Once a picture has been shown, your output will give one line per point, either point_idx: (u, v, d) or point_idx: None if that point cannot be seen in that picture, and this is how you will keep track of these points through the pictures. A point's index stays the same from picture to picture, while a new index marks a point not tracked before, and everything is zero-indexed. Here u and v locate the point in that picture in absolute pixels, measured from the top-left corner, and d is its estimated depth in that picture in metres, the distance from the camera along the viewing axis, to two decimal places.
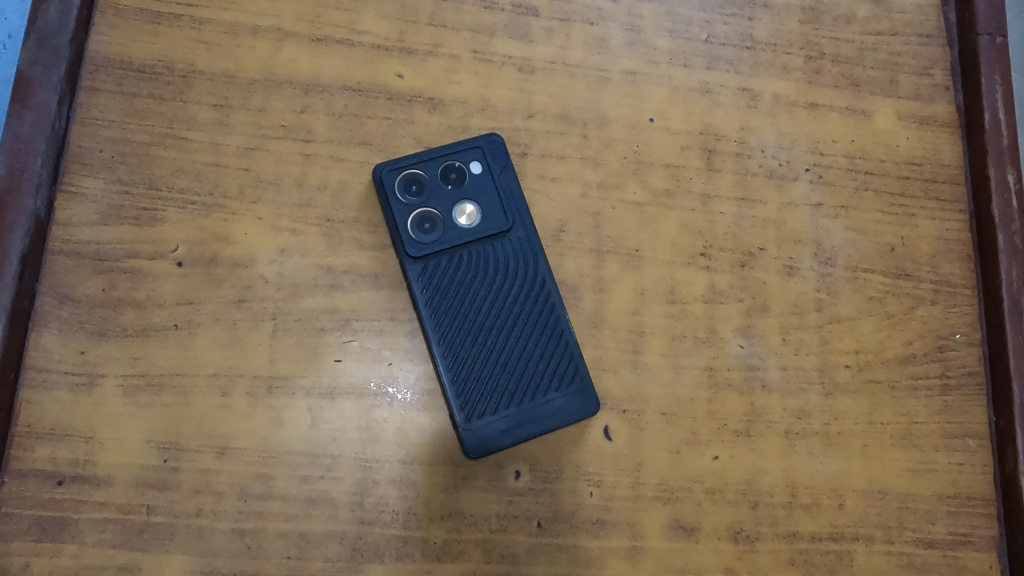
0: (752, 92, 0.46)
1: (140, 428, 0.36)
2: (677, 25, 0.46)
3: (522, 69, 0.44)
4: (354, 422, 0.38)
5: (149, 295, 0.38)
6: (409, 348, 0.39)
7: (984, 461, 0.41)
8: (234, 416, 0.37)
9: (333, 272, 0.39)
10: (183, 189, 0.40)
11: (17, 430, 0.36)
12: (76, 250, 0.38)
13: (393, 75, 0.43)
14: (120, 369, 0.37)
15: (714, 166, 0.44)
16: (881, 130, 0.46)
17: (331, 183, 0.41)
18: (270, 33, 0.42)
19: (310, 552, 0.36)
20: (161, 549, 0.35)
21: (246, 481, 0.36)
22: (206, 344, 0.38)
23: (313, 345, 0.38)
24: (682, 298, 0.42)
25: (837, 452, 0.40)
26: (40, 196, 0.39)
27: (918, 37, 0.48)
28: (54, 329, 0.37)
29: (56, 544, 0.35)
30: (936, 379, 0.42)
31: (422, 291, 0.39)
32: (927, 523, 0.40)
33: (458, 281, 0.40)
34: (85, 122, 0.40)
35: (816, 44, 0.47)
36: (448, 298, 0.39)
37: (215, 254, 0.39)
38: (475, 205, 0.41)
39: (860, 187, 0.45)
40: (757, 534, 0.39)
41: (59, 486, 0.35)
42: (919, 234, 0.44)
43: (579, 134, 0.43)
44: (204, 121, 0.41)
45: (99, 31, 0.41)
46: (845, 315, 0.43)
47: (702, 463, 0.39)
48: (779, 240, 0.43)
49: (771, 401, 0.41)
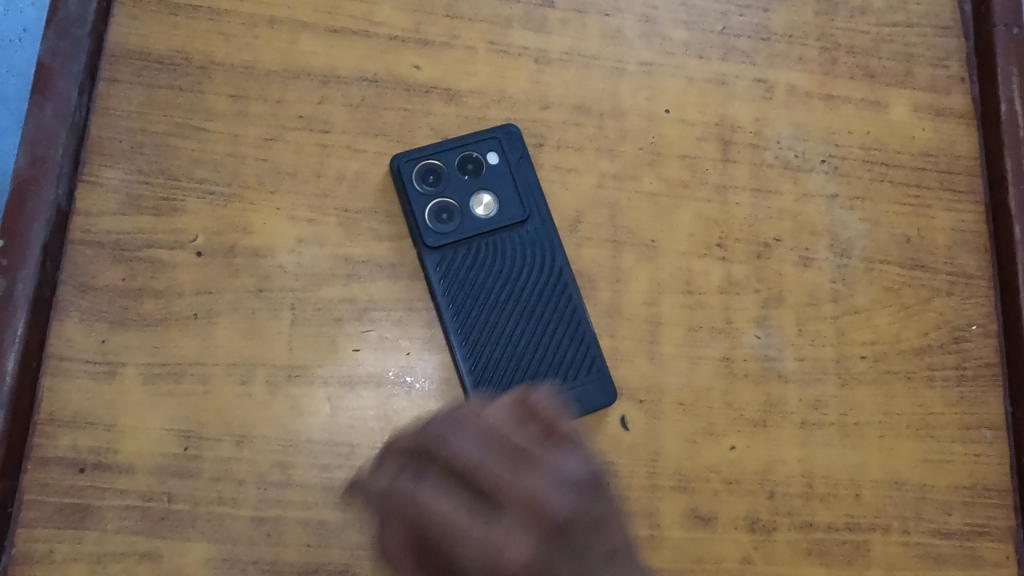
0: (767, 83, 0.46)
1: (160, 417, 0.37)
2: (692, 17, 0.46)
3: (538, 60, 0.44)
4: (372, 411, 0.38)
5: (168, 284, 0.38)
6: (427, 337, 0.39)
7: (1001, 452, 0.41)
8: (254, 404, 0.37)
9: (350, 262, 0.39)
10: (202, 180, 0.40)
11: (39, 419, 0.36)
12: (96, 239, 0.39)
13: (410, 66, 0.43)
14: (141, 358, 0.37)
15: (730, 157, 0.44)
16: (896, 122, 0.46)
17: (348, 174, 0.41)
18: (288, 24, 0.43)
19: (331, 539, 0.36)
20: (181, 536, 0.35)
21: (266, 469, 0.37)
22: (225, 333, 0.38)
23: (332, 334, 0.39)
24: (699, 289, 0.42)
25: (853, 442, 0.40)
26: (61, 185, 0.39)
27: (934, 29, 0.48)
28: (75, 318, 0.37)
29: (79, 531, 0.35)
30: (953, 370, 0.42)
31: (439, 281, 0.39)
32: (944, 514, 0.40)
33: (476, 271, 0.40)
34: (104, 112, 0.40)
35: (832, 35, 0.47)
36: (466, 288, 0.39)
37: (233, 244, 0.39)
38: (492, 195, 0.41)
39: (875, 178, 0.45)
40: (774, 525, 0.39)
41: (81, 473, 0.36)
42: (936, 225, 0.44)
43: (594, 125, 0.44)
44: (222, 112, 0.41)
45: (117, 22, 0.41)
46: (862, 306, 0.43)
47: (719, 452, 0.39)
48: (794, 232, 0.43)
49: (787, 390, 0.41)
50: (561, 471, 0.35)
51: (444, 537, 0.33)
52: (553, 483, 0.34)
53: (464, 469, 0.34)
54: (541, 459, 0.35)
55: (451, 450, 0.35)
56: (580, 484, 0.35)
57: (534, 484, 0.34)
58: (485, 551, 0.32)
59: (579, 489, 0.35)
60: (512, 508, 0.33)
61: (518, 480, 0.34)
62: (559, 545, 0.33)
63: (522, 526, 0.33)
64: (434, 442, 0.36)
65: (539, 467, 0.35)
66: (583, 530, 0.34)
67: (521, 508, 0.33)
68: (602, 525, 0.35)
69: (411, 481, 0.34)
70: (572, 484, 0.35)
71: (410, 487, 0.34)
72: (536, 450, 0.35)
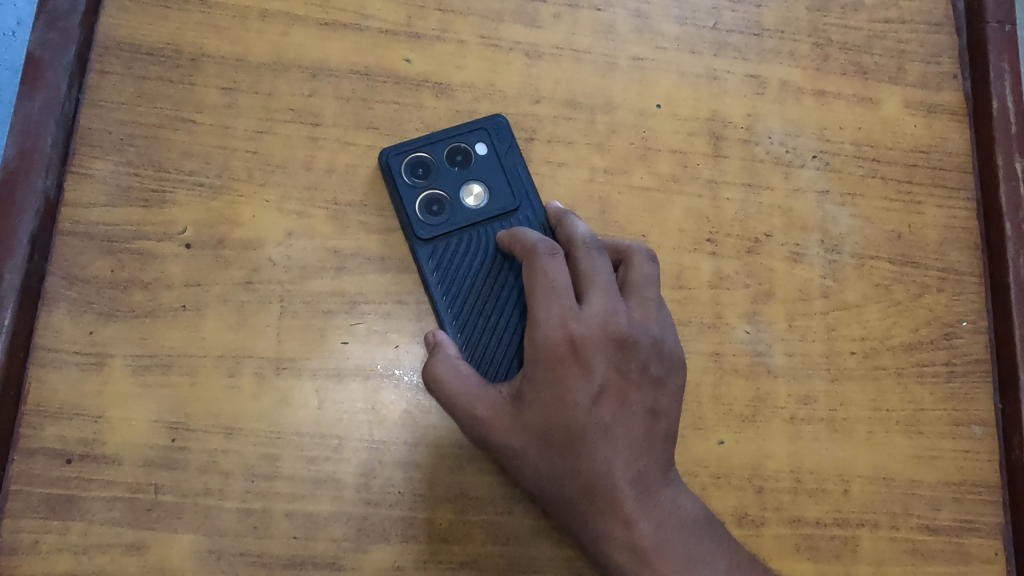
0: (758, 79, 0.46)
1: (147, 409, 0.37)
2: (684, 12, 0.46)
3: (529, 54, 0.44)
4: (361, 404, 0.38)
5: (156, 276, 0.38)
6: (416, 330, 0.39)
7: (990, 448, 0.42)
8: (241, 397, 0.37)
9: (339, 255, 0.40)
10: (192, 172, 0.40)
11: (25, 410, 0.36)
12: (85, 231, 0.39)
13: (401, 60, 0.43)
14: (128, 349, 0.37)
15: (721, 152, 0.44)
16: (888, 118, 0.46)
17: (338, 167, 0.41)
18: (279, 17, 0.43)
19: (317, 532, 0.36)
20: (167, 527, 0.35)
21: (253, 461, 0.36)
22: (213, 325, 0.38)
23: (320, 327, 0.39)
24: (688, 284, 0.42)
25: (842, 438, 0.40)
26: (50, 176, 0.39)
27: (926, 25, 0.48)
28: (62, 309, 0.37)
29: (65, 522, 0.35)
30: (942, 366, 0.42)
31: (429, 261, 0.39)
32: (933, 510, 0.40)
33: (464, 250, 0.40)
34: (94, 104, 0.40)
35: (824, 31, 0.47)
36: (454, 266, 0.39)
37: (222, 236, 0.39)
38: (482, 185, 0.41)
39: (866, 174, 0.45)
40: (762, 519, 0.39)
41: (67, 464, 0.36)
42: (926, 222, 0.44)
43: (585, 120, 0.44)
44: (212, 104, 0.41)
45: (108, 14, 0.41)
46: (852, 301, 0.43)
47: (707, 447, 0.39)
48: (785, 227, 0.43)
49: (777, 385, 0.41)
50: (649, 329, 0.35)
51: (542, 296, 0.34)
52: (639, 323, 0.35)
53: (590, 270, 0.36)
54: (634, 290, 0.36)
55: (587, 261, 0.36)
56: (658, 346, 0.35)
57: (623, 316, 0.35)
58: (562, 341, 0.34)
59: (655, 349, 0.35)
60: (606, 313, 0.34)
61: (615, 307, 0.35)
62: (621, 397, 0.34)
63: (599, 344, 0.34)
64: (586, 245, 0.37)
65: (622, 310, 0.35)
66: (641, 388, 0.34)
67: (603, 327, 0.34)
68: (663, 388, 0.35)
69: (549, 254, 0.36)
70: (653, 346, 0.35)
71: (452, 350, 0.36)
72: (651, 295, 0.36)
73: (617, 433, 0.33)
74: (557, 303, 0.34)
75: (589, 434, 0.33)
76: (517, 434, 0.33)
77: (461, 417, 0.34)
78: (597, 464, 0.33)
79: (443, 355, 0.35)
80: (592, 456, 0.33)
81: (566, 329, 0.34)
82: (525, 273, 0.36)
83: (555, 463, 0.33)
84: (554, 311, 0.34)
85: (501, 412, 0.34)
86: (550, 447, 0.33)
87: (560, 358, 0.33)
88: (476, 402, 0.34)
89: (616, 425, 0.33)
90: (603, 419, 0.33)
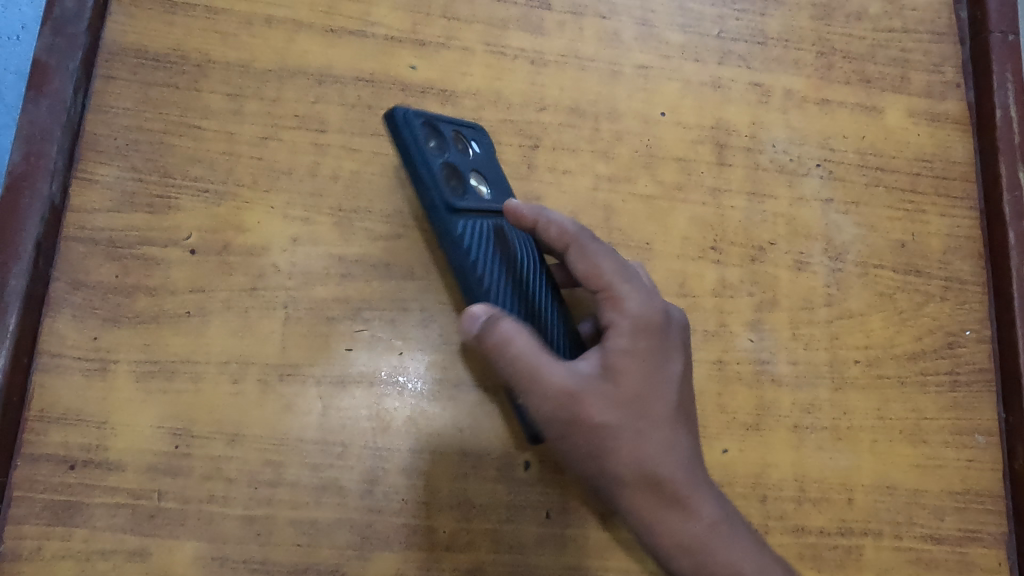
0: (763, 87, 0.46)
1: (151, 415, 0.37)
2: (689, 20, 0.46)
3: (534, 62, 0.44)
4: (364, 411, 0.38)
5: (161, 282, 0.38)
6: (420, 338, 0.39)
7: (994, 458, 0.42)
8: (245, 403, 0.37)
9: (344, 261, 0.40)
10: (197, 178, 0.40)
11: (29, 416, 0.36)
12: (90, 236, 0.39)
13: (406, 67, 0.43)
14: (133, 355, 0.37)
15: (725, 160, 0.44)
16: (892, 127, 0.46)
17: (344, 174, 0.41)
18: (285, 24, 0.43)
19: (320, 539, 0.36)
20: (171, 534, 0.35)
21: (257, 468, 0.36)
22: (217, 331, 0.38)
23: (325, 333, 0.39)
24: (692, 291, 0.42)
25: (846, 447, 0.40)
26: (55, 181, 0.39)
27: (929, 35, 0.48)
28: (67, 315, 0.37)
29: (68, 528, 0.35)
30: (946, 375, 0.42)
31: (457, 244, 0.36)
32: (937, 519, 0.40)
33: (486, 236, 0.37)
34: (100, 110, 0.40)
35: (828, 40, 0.47)
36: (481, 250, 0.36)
37: (227, 242, 0.39)
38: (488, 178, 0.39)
39: (870, 183, 0.45)
40: (765, 529, 0.39)
41: (71, 470, 0.36)
42: (930, 231, 0.45)
43: (590, 127, 0.44)
44: (218, 110, 0.41)
45: (114, 20, 0.42)
46: (856, 310, 0.43)
47: (712, 455, 0.39)
48: (789, 235, 0.43)
49: (781, 394, 0.41)
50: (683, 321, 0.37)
51: (623, 271, 0.34)
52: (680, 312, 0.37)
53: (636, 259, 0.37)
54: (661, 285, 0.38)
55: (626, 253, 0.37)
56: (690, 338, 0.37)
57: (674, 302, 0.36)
58: (656, 316, 0.33)
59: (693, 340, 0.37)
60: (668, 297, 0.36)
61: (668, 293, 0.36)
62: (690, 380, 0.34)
63: (676, 324, 0.34)
64: None
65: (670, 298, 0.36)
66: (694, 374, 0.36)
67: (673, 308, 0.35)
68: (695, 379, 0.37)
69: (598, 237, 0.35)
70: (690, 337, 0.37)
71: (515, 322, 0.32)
72: None
73: (690, 415, 0.34)
74: (636, 280, 0.34)
75: (677, 412, 0.33)
76: (615, 410, 0.31)
77: (545, 393, 0.31)
78: (685, 444, 0.33)
79: (516, 325, 0.32)
80: (681, 436, 0.33)
81: (655, 305, 0.34)
82: (576, 257, 0.34)
83: (648, 443, 0.32)
84: (638, 286, 0.34)
85: (595, 387, 0.31)
86: (646, 426, 0.32)
87: (654, 332, 0.33)
88: (565, 376, 0.31)
89: (689, 408, 0.34)
90: (685, 400, 0.33)
